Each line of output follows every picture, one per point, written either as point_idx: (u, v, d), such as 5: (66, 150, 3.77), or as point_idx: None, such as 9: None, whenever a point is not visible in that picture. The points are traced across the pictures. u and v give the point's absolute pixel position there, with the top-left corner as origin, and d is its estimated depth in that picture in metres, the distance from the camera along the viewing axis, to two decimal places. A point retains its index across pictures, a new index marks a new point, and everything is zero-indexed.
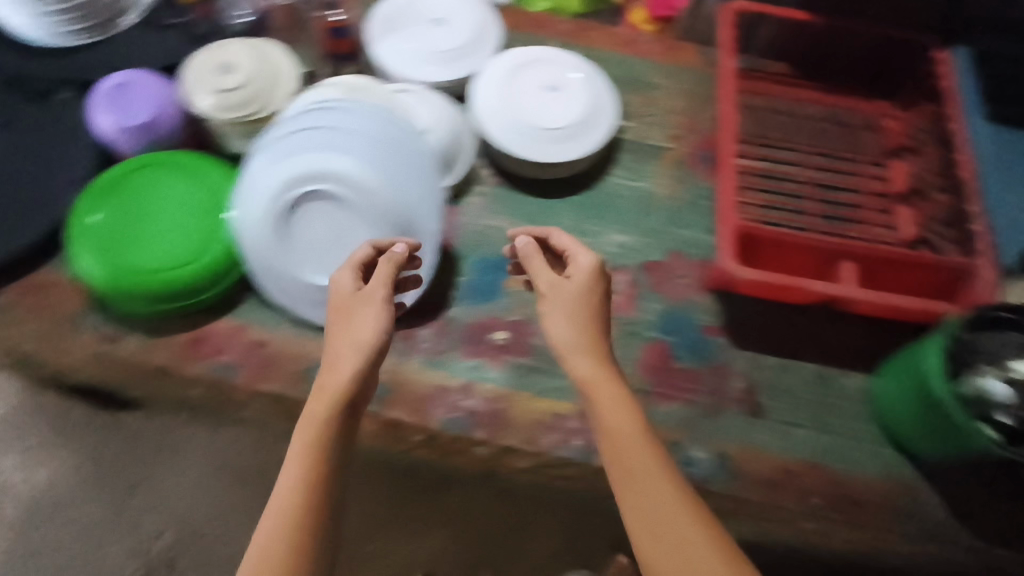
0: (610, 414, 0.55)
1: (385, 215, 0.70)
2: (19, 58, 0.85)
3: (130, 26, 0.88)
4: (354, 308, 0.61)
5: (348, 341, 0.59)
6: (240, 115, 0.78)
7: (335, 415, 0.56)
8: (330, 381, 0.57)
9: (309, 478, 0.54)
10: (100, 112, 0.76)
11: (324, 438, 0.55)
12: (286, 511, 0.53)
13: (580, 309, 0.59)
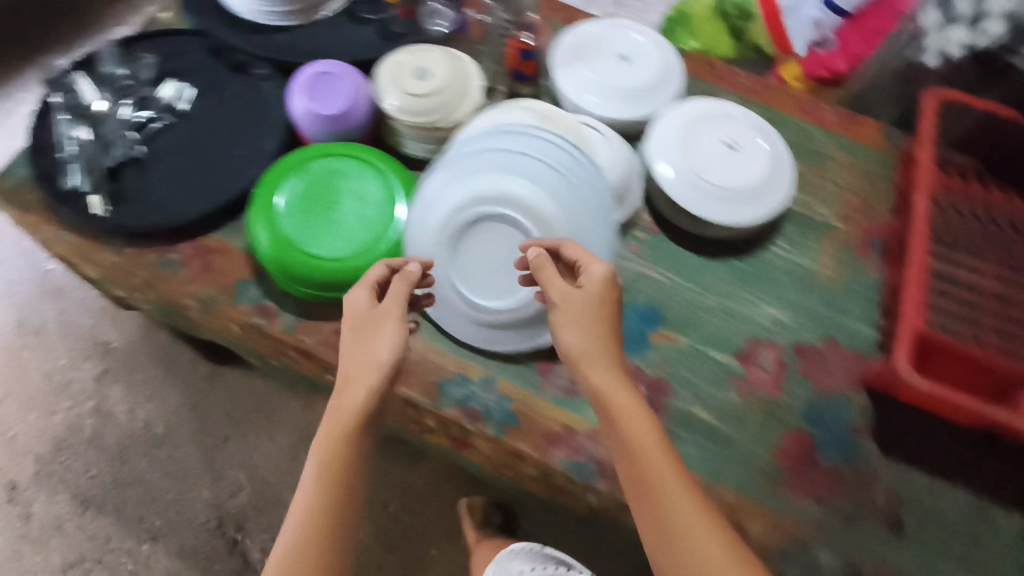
0: (634, 423, 0.58)
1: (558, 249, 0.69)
2: (225, 29, 0.90)
3: (330, 14, 0.93)
4: (369, 324, 0.64)
5: (362, 359, 0.63)
6: (420, 119, 0.79)
7: (350, 427, 0.61)
8: (347, 400, 0.62)
9: (329, 481, 0.59)
10: (297, 96, 0.78)
11: (343, 452, 0.60)
12: (314, 509, 0.59)
13: (582, 321, 0.61)
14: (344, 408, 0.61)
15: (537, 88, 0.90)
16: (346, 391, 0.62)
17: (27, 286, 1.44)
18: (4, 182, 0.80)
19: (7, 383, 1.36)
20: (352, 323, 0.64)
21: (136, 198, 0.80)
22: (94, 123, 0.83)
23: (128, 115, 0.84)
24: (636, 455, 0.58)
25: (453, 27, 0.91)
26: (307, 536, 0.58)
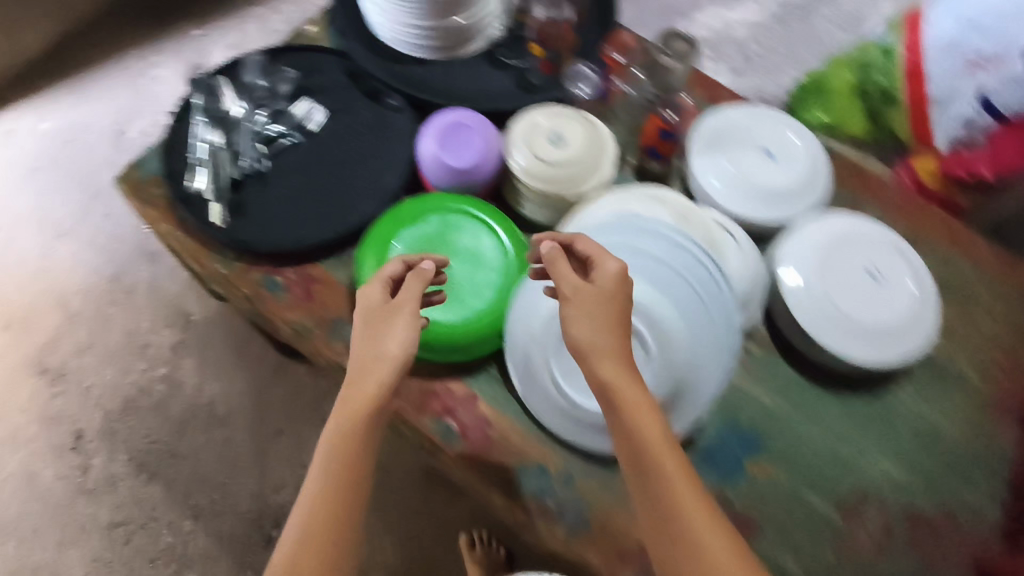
0: (640, 418, 0.58)
1: (674, 367, 0.66)
2: (368, 54, 0.90)
3: (474, 53, 0.91)
4: (383, 319, 0.67)
5: (373, 352, 0.66)
6: (544, 186, 0.76)
7: (359, 417, 0.64)
8: (357, 390, 0.65)
9: (336, 474, 0.62)
10: (428, 139, 0.77)
11: (352, 442, 0.63)
12: (318, 502, 0.61)
13: (590, 314, 0.61)
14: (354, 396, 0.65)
15: (668, 169, 0.86)
16: (355, 383, 0.65)
17: (128, 245, 1.51)
18: (135, 174, 0.82)
19: (92, 334, 1.42)
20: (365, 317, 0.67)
21: (253, 213, 0.80)
22: (227, 130, 0.84)
23: (260, 128, 0.84)
24: (640, 447, 0.58)
25: (596, 93, 0.87)
26: (317, 520, 0.60)
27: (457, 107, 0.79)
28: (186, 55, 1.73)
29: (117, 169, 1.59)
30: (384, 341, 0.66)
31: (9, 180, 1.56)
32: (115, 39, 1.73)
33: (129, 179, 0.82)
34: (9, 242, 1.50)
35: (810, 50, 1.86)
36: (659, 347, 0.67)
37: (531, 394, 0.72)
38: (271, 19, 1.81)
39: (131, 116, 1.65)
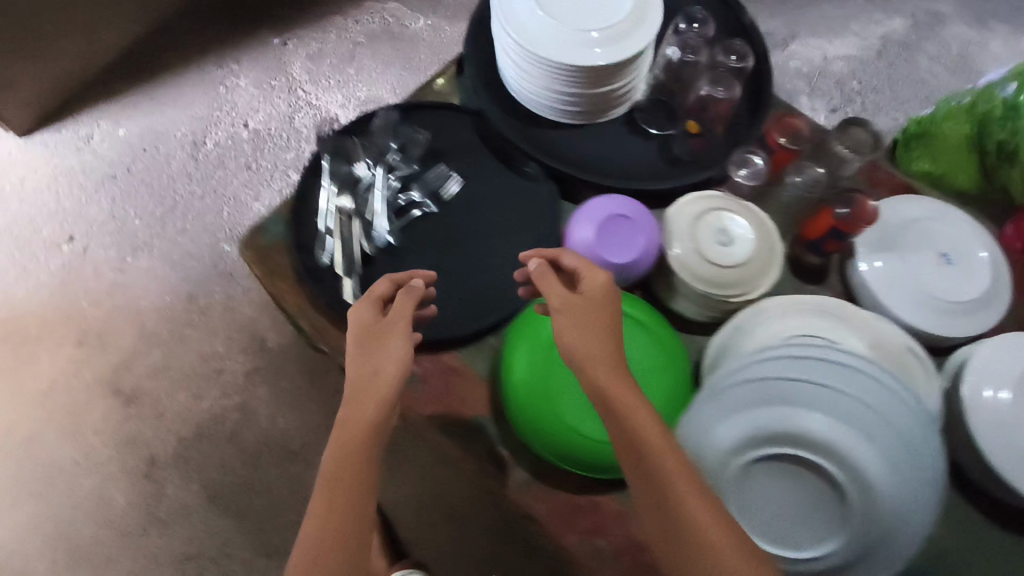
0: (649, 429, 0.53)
1: (874, 528, 0.58)
2: (509, 118, 0.85)
3: (617, 118, 0.85)
4: (376, 334, 0.64)
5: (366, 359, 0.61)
6: (704, 287, 0.71)
7: (355, 437, 0.56)
8: (352, 417, 0.56)
9: (333, 492, 0.52)
10: (586, 227, 0.71)
11: (347, 475, 0.53)
12: (317, 525, 0.50)
13: (582, 323, 0.59)
14: (351, 419, 0.56)
15: (823, 262, 0.82)
16: (351, 406, 0.57)
17: (203, 262, 1.47)
18: (260, 240, 0.77)
19: (167, 355, 1.39)
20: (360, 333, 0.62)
21: (387, 293, 0.75)
22: (359, 198, 0.79)
23: (394, 197, 0.79)
24: (640, 451, 0.52)
25: (756, 184, 0.78)
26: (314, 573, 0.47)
27: (620, 196, 0.73)
28: (265, 65, 1.70)
29: (192, 180, 1.55)
30: (380, 362, 0.60)
31: (84, 188, 1.52)
32: (191, 43, 1.69)
33: (254, 243, 0.77)
34: (84, 252, 1.46)
35: (910, 91, 1.88)
36: (860, 504, 0.58)
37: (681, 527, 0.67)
38: (350, 30, 1.76)
39: (208, 126, 1.61)
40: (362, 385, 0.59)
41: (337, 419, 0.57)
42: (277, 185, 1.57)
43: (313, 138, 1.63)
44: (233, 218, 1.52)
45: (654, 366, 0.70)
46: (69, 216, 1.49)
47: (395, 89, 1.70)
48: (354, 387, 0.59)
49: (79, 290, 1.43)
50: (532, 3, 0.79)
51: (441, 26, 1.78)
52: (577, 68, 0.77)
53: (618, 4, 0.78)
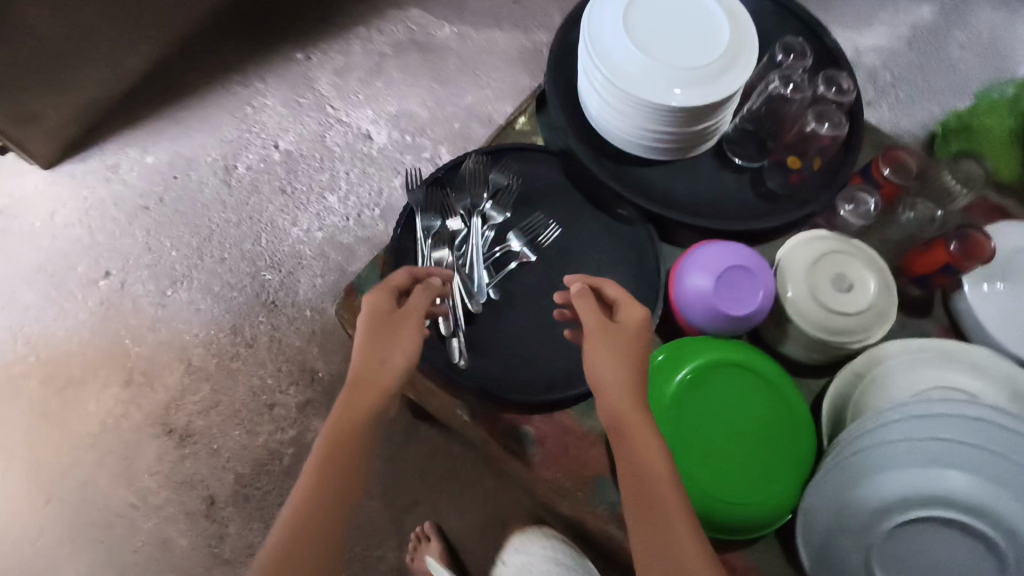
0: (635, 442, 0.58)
1: None
2: (599, 157, 0.83)
3: (706, 153, 0.82)
4: (388, 330, 0.65)
5: (374, 359, 0.63)
6: (823, 333, 0.69)
7: (353, 428, 0.60)
8: (354, 407, 0.61)
9: (321, 476, 0.58)
10: (702, 276, 0.70)
11: (344, 460, 0.58)
12: (302, 501, 0.57)
13: (607, 347, 0.63)
14: (354, 411, 0.61)
15: (928, 295, 0.80)
16: (355, 397, 0.61)
17: (246, 293, 1.43)
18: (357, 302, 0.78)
19: (216, 391, 1.36)
20: (373, 325, 0.64)
21: (490, 352, 0.73)
22: (454, 252, 0.76)
23: (490, 249, 0.77)
24: (641, 471, 0.57)
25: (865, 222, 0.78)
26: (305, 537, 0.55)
27: (739, 246, 0.70)
28: (292, 82, 1.65)
29: (227, 207, 1.51)
30: (385, 360, 0.63)
31: (116, 220, 1.47)
32: (214, 62, 1.63)
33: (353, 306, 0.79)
34: (121, 287, 1.42)
35: (941, 81, 1.84)
36: (1018, 564, 0.57)
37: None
38: (375, 41, 1.71)
39: (238, 149, 1.56)
40: (366, 379, 0.62)
41: (340, 406, 0.61)
42: (314, 209, 1.53)
43: (346, 157, 1.59)
44: (271, 245, 1.48)
45: (780, 421, 0.68)
46: (103, 250, 1.44)
47: (426, 102, 1.67)
48: (361, 376, 0.62)
49: (119, 327, 1.38)
50: (625, 39, 0.75)
51: (467, 34, 1.75)
52: (676, 108, 0.74)
53: (715, 37, 0.75)
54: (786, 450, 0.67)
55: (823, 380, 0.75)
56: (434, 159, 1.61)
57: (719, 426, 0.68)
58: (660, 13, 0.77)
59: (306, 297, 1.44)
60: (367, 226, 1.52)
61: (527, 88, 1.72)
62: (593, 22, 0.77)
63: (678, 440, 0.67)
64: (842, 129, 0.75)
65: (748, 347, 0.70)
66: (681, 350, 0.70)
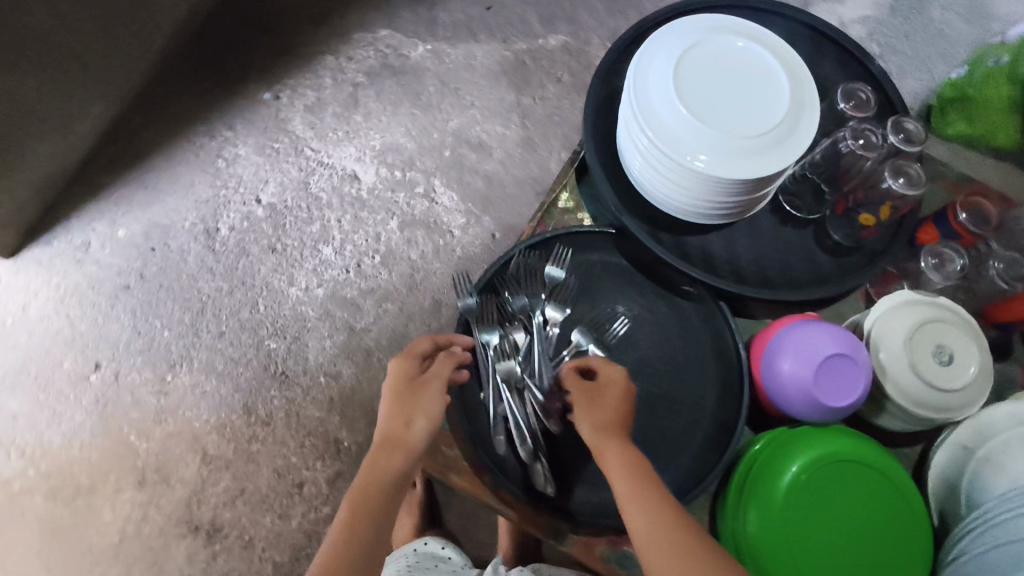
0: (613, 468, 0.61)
1: None
2: (654, 229, 0.77)
3: (762, 212, 0.77)
4: (412, 393, 0.66)
5: (398, 424, 0.65)
6: (923, 409, 0.66)
7: (380, 490, 0.62)
8: (380, 468, 0.63)
9: (347, 532, 0.59)
10: (793, 361, 0.66)
11: (365, 517, 0.60)
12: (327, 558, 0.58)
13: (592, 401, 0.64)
14: (378, 473, 0.63)
15: (1008, 338, 0.76)
16: (381, 458, 0.63)
17: (252, 367, 1.34)
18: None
19: (238, 478, 1.27)
20: (398, 391, 0.66)
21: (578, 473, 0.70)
22: (522, 362, 0.70)
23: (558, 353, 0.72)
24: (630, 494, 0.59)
25: (948, 283, 0.72)
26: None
27: (838, 328, 0.65)
28: (263, 126, 1.51)
29: (216, 275, 1.39)
30: (409, 424, 0.65)
31: (96, 306, 1.35)
32: (175, 116, 1.49)
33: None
34: (116, 379, 1.31)
35: (934, 45, 1.75)
36: None
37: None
38: (346, 69, 1.55)
39: (217, 209, 1.44)
40: (393, 441, 0.64)
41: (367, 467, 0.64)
42: (310, 264, 1.41)
43: (335, 204, 1.46)
44: (270, 310, 1.37)
45: (892, 508, 0.65)
46: (89, 339, 1.33)
47: (411, 131, 1.52)
48: (389, 437, 0.65)
49: (122, 424, 1.28)
50: (676, 100, 0.68)
51: (443, 52, 1.58)
52: (732, 180, 0.67)
53: (774, 100, 0.69)
54: (908, 546, 0.64)
55: (920, 446, 0.73)
56: (429, 194, 1.47)
57: (833, 526, 0.65)
58: (714, 69, 0.70)
59: (317, 363, 1.34)
60: (370, 276, 1.41)
61: (515, 103, 1.55)
62: (641, 80, 0.70)
63: (796, 549, 0.64)
64: (919, 186, 0.70)
65: (865, 441, 0.66)
66: (784, 447, 0.66)
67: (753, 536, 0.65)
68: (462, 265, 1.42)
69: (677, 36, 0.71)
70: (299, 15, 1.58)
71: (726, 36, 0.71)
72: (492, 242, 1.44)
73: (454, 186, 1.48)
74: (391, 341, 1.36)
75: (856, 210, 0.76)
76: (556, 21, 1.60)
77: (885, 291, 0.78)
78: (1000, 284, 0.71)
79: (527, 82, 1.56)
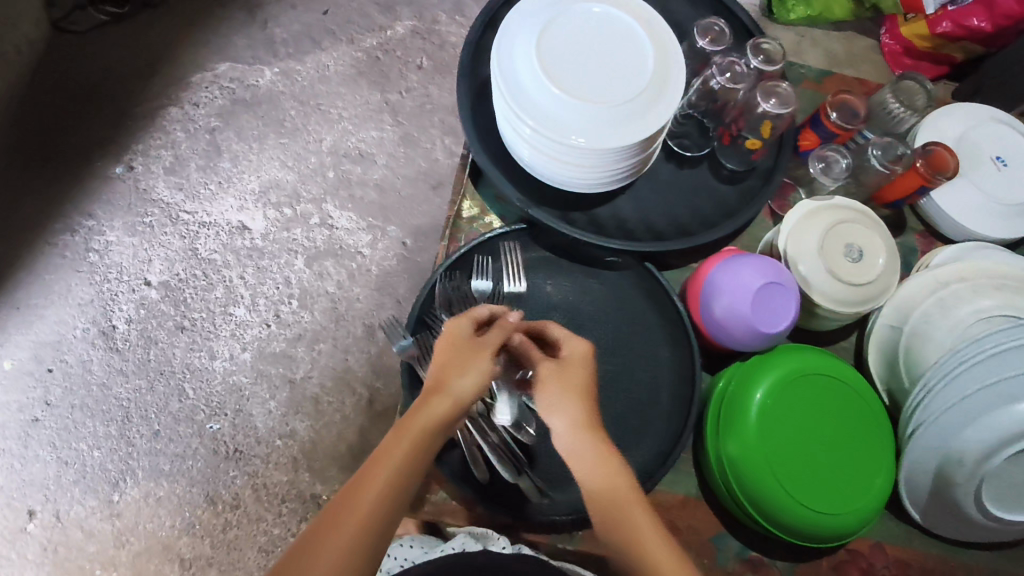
0: (590, 475, 0.55)
1: None
2: (566, 211, 0.78)
3: (658, 164, 0.80)
4: (467, 347, 0.61)
5: (452, 376, 0.59)
6: (850, 306, 0.70)
7: (427, 436, 0.56)
8: (428, 413, 0.56)
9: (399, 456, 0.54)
10: (723, 298, 0.70)
11: (403, 454, 0.54)
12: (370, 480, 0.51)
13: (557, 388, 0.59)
14: (422, 417, 0.56)
15: (899, 212, 0.84)
16: (426, 404, 0.57)
17: (201, 455, 1.25)
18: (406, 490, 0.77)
19: (225, 569, 1.21)
20: (455, 344, 0.61)
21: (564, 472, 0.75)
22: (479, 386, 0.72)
23: None
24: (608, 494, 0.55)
25: (838, 183, 0.78)
26: (332, 535, 0.48)
27: (761, 260, 0.69)
28: (126, 203, 1.36)
29: (129, 375, 1.28)
30: (461, 374, 0.59)
31: (8, 451, 1.24)
32: (19, 223, 1.33)
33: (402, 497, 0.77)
34: (58, 519, 1.21)
35: None
36: None
37: (941, 526, 0.73)
38: (195, 117, 1.40)
39: (105, 307, 1.31)
40: (440, 389, 0.58)
41: (409, 410, 0.57)
42: (227, 331, 1.31)
43: (232, 261, 1.34)
44: (201, 392, 1.28)
45: (846, 403, 0.71)
46: (13, 490, 1.22)
47: (286, 162, 1.39)
48: (437, 385, 0.59)
49: (83, 562, 1.20)
50: (549, 84, 0.66)
51: (293, 70, 1.44)
52: (611, 149, 0.67)
53: (641, 60, 0.69)
54: (870, 435, 0.70)
55: (852, 336, 0.81)
56: (326, 222, 1.36)
57: (802, 434, 0.69)
58: (577, 42, 0.69)
59: (268, 429, 1.26)
60: (292, 322, 1.31)
61: (382, 102, 1.43)
62: (508, 70, 0.68)
63: (782, 468, 0.68)
64: (790, 102, 0.73)
65: (811, 353, 0.72)
66: (746, 378, 0.71)
67: (735, 460, 0.69)
68: (383, 284, 1.33)
69: (533, 16, 0.69)
70: (122, 72, 1.42)
71: (580, 6, 0.70)
72: (406, 250, 1.35)
73: (349, 206, 1.37)
74: (335, 381, 1.28)
75: (741, 135, 0.79)
76: (397, 5, 1.48)
77: (786, 203, 0.82)
78: (879, 167, 0.77)
79: (387, 77, 1.44)
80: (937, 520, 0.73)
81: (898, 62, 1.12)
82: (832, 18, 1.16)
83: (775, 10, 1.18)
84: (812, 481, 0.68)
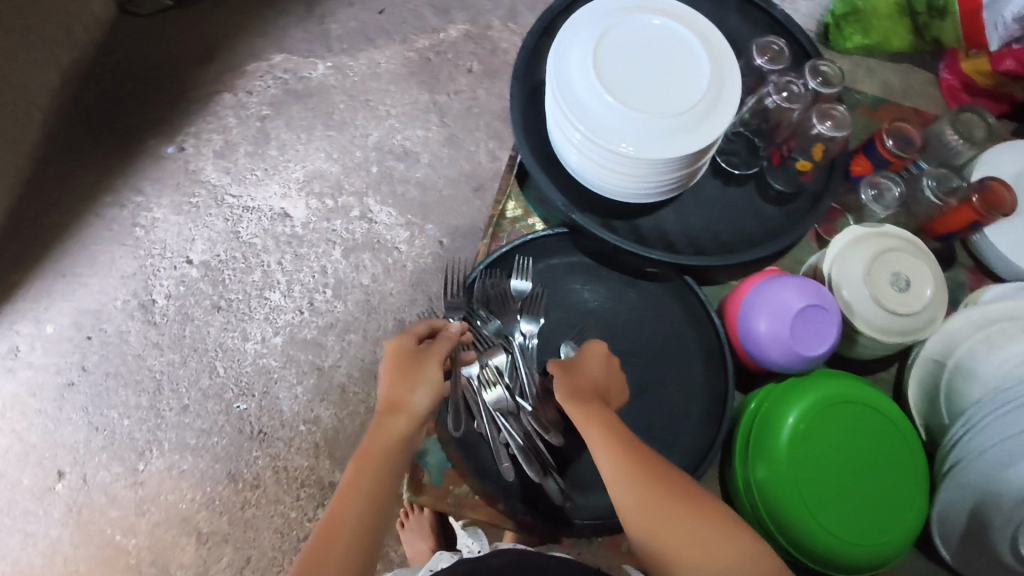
0: (601, 449, 0.61)
1: None
2: (609, 219, 0.78)
3: (705, 179, 0.80)
4: (413, 362, 0.67)
5: (404, 394, 0.65)
6: (895, 334, 0.69)
7: (392, 449, 0.63)
8: (386, 431, 0.63)
9: (369, 474, 0.61)
10: (762, 319, 0.69)
11: (374, 471, 0.61)
12: (345, 502, 0.59)
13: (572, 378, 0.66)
14: (382, 437, 0.63)
15: (950, 246, 0.82)
16: (383, 424, 0.63)
17: (226, 433, 1.27)
18: (429, 481, 0.78)
19: (240, 547, 1.23)
20: (400, 361, 0.66)
21: (588, 479, 0.77)
22: (510, 384, 0.73)
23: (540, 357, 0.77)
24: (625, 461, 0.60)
25: (889, 212, 0.77)
26: (325, 552, 0.56)
27: (803, 282, 0.68)
28: (174, 182, 1.40)
29: (164, 348, 1.31)
30: (412, 391, 0.65)
31: (43, 412, 1.28)
32: (72, 194, 1.38)
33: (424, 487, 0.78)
34: (84, 482, 1.25)
35: None
36: None
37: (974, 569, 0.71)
38: (247, 104, 1.44)
39: (147, 281, 1.35)
40: (395, 408, 0.64)
41: (371, 430, 0.64)
42: (261, 314, 1.33)
43: (271, 247, 1.37)
44: (231, 371, 1.30)
45: (884, 439, 0.69)
46: (45, 449, 1.26)
47: (332, 154, 1.42)
48: (391, 404, 0.65)
49: (104, 526, 1.23)
50: (602, 92, 0.67)
51: (344, 65, 1.47)
52: (663, 161, 0.67)
53: (696, 74, 0.69)
54: (904, 470, 0.69)
55: (893, 367, 0.80)
56: (366, 215, 1.38)
57: (834, 463, 0.68)
58: (631, 53, 0.69)
59: (293, 413, 1.28)
60: (325, 311, 1.33)
61: (430, 102, 1.45)
62: (564, 76, 0.69)
63: (812, 497, 0.67)
64: (846, 126, 0.72)
65: (849, 382, 0.70)
66: (781, 400, 0.70)
67: (764, 485, 0.68)
68: (417, 280, 1.35)
69: (590, 25, 0.70)
70: (182, 57, 1.46)
71: (639, 16, 0.71)
72: (442, 249, 1.36)
73: (389, 202, 1.39)
74: (363, 373, 1.30)
75: (792, 157, 0.78)
76: (452, 9, 1.50)
77: (832, 228, 0.82)
78: (933, 199, 0.76)
79: (437, 78, 1.46)
80: (970, 562, 0.71)
81: (956, 98, 1.11)
82: (890, 47, 1.14)
83: (831, 37, 1.17)
84: (839, 508, 0.67)
